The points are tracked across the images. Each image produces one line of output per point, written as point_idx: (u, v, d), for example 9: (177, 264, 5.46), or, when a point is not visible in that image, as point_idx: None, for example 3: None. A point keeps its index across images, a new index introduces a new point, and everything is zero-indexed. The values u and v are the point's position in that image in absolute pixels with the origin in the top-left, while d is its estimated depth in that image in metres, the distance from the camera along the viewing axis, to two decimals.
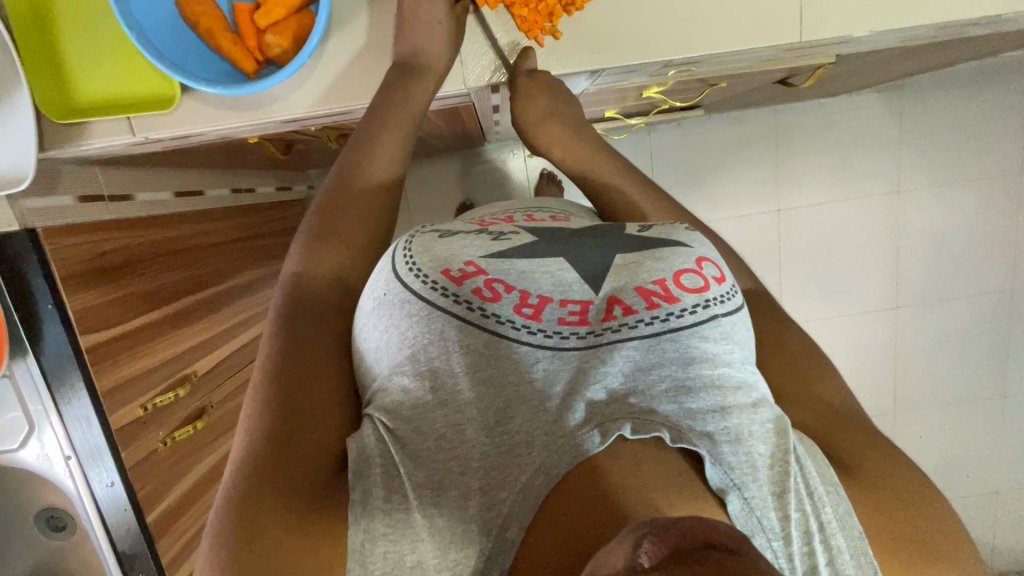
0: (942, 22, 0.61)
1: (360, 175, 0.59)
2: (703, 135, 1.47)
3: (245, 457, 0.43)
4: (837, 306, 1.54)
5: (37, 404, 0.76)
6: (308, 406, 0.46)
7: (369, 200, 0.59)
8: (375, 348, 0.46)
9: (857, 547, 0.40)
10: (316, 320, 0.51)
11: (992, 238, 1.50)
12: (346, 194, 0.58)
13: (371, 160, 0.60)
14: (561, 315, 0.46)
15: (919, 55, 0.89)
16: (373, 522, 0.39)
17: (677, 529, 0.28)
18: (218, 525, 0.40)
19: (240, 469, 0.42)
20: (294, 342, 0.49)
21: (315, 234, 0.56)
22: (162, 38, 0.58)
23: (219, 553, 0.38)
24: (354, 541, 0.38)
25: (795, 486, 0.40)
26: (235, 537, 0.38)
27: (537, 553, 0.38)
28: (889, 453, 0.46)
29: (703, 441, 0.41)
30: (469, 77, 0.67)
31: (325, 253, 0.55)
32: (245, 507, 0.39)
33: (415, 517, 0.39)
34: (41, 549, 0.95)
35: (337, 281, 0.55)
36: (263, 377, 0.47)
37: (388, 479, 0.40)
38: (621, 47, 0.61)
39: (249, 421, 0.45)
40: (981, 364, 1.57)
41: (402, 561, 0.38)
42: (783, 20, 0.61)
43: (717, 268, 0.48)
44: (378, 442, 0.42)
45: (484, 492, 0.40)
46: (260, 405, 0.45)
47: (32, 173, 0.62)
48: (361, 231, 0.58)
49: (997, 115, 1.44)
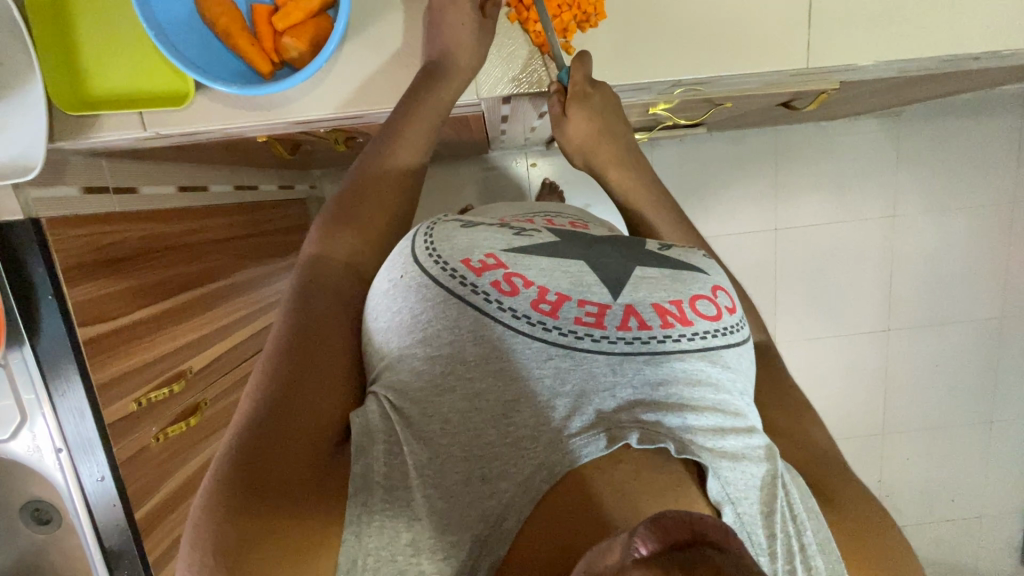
0: (946, 55, 0.63)
1: (383, 170, 0.60)
2: (705, 153, 1.48)
3: (248, 424, 0.42)
4: (831, 327, 1.56)
5: (30, 394, 0.75)
6: (314, 381, 0.45)
7: (387, 187, 0.59)
8: (386, 327, 0.46)
9: (834, 568, 0.42)
10: (326, 301, 0.51)
11: (984, 265, 1.53)
12: (369, 184, 0.59)
13: (394, 154, 0.60)
14: (577, 314, 0.44)
15: (921, 84, 0.91)
16: (372, 498, 0.39)
17: (669, 517, 0.27)
18: (215, 485, 0.40)
19: (241, 433, 0.42)
20: (307, 319, 0.49)
21: (334, 219, 0.57)
22: (179, 35, 0.58)
23: (215, 514, 0.38)
24: (352, 514, 0.39)
25: (781, 507, 0.42)
26: (235, 499, 0.38)
27: (530, 545, 0.38)
28: (863, 491, 0.49)
29: (705, 453, 0.41)
30: (482, 87, 0.67)
31: (343, 236, 0.56)
32: (248, 477, 0.39)
33: (416, 496, 0.40)
34: (25, 543, 0.94)
35: (349, 263, 0.55)
36: (274, 352, 0.47)
37: (390, 455, 0.41)
38: (633, 66, 0.62)
39: (256, 388, 0.45)
40: (969, 390, 1.60)
41: (396, 539, 0.38)
42: (790, 47, 0.62)
43: (730, 298, 0.49)
44: (383, 419, 0.43)
45: (485, 481, 0.40)
46: (266, 375, 0.45)
47: (40, 164, 0.62)
48: (380, 218, 0.58)
49: (992, 144, 1.47)
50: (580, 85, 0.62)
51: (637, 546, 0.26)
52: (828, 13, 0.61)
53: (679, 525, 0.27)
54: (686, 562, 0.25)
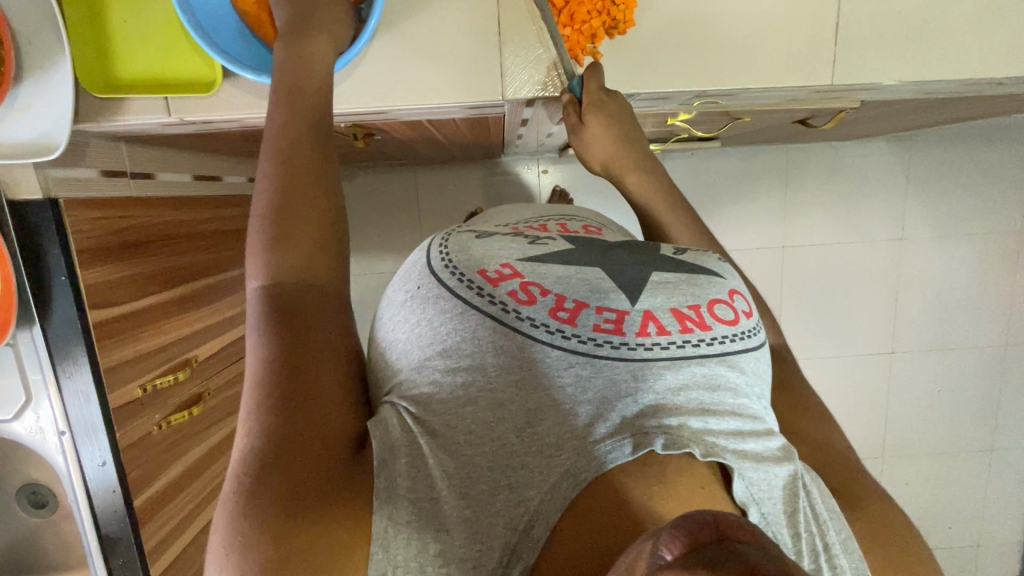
0: (970, 78, 0.63)
1: (291, 147, 0.48)
2: (717, 168, 1.48)
3: (252, 453, 0.38)
4: (835, 347, 1.56)
5: (36, 374, 0.74)
6: (314, 393, 0.41)
7: (301, 170, 0.48)
8: (402, 341, 0.46)
9: (858, 568, 0.42)
10: (313, 310, 0.45)
11: (990, 292, 1.53)
12: (285, 178, 0.47)
13: (311, 124, 0.50)
14: (596, 322, 0.44)
15: (939, 108, 0.91)
16: (399, 509, 0.38)
17: (695, 518, 0.26)
18: (229, 520, 0.36)
19: (245, 461, 0.38)
20: (293, 329, 0.43)
21: (267, 236, 0.46)
22: (212, 23, 0.59)
23: (238, 550, 0.35)
24: (378, 526, 0.37)
25: (804, 508, 0.42)
26: (258, 530, 0.35)
27: (565, 551, 0.37)
28: (882, 498, 0.48)
29: (729, 455, 0.41)
30: (508, 88, 0.63)
31: (283, 250, 0.45)
32: (267, 503, 0.36)
33: (445, 505, 0.39)
34: (19, 526, 0.93)
35: (300, 274, 0.45)
36: (259, 371, 0.41)
37: (414, 468, 0.40)
38: (658, 76, 0.63)
39: (250, 412, 0.40)
40: (972, 416, 1.59)
41: (426, 549, 0.37)
42: (817, 63, 0.62)
43: (746, 303, 0.49)
44: (404, 432, 0.41)
45: (512, 489, 0.39)
46: (261, 393, 0.40)
47: (63, 145, 0.62)
48: (305, 210, 0.47)
49: (1001, 172, 1.48)
50: (596, 94, 0.62)
51: (663, 551, 0.25)
52: (855, 30, 0.62)
53: (705, 525, 0.26)
54: (716, 559, 0.23)
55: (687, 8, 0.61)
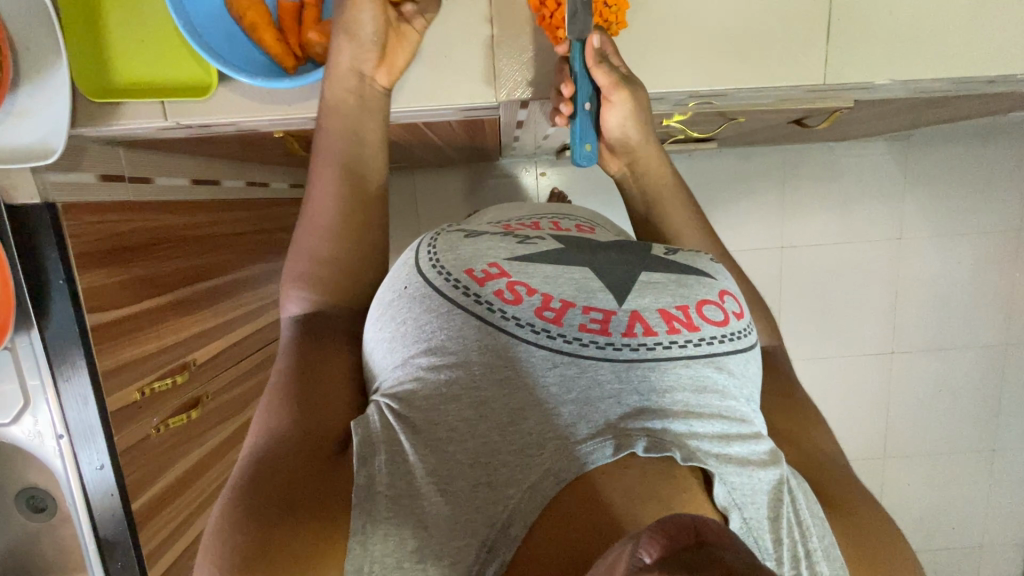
0: (963, 75, 0.63)
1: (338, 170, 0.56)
2: (714, 169, 1.49)
3: (256, 456, 0.42)
4: (834, 348, 1.56)
5: (35, 379, 0.75)
6: (316, 404, 0.45)
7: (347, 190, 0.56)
8: (388, 340, 0.47)
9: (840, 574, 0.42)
10: (331, 338, 0.51)
11: (988, 291, 1.52)
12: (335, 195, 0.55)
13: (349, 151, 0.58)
14: (582, 321, 0.44)
15: (934, 107, 0.91)
16: (377, 506, 0.38)
17: (674, 521, 0.27)
18: (222, 517, 0.38)
19: (248, 464, 0.42)
20: (306, 352, 0.49)
21: (308, 261, 0.53)
22: (207, 28, 0.59)
23: (227, 545, 0.37)
24: (355, 523, 0.37)
25: (787, 512, 0.42)
26: (244, 526, 0.37)
27: (542, 548, 0.37)
28: (869, 501, 0.49)
29: (711, 460, 0.41)
30: (501, 90, 0.64)
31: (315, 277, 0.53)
32: (256, 500, 0.38)
33: (424, 502, 0.38)
34: (18, 530, 0.93)
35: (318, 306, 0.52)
36: (274, 387, 0.47)
37: (393, 465, 0.39)
38: (652, 76, 0.63)
39: (260, 422, 0.44)
40: (972, 416, 1.59)
41: (403, 546, 0.37)
42: (809, 62, 0.63)
43: (736, 304, 0.49)
44: (384, 429, 0.41)
45: (491, 487, 0.39)
46: (270, 405, 0.45)
47: (60, 150, 0.63)
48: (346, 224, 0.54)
49: (999, 171, 1.47)
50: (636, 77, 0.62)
51: (642, 554, 0.25)
52: (848, 29, 0.62)
53: (682, 529, 0.26)
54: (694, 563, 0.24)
55: (680, 7, 0.61)
